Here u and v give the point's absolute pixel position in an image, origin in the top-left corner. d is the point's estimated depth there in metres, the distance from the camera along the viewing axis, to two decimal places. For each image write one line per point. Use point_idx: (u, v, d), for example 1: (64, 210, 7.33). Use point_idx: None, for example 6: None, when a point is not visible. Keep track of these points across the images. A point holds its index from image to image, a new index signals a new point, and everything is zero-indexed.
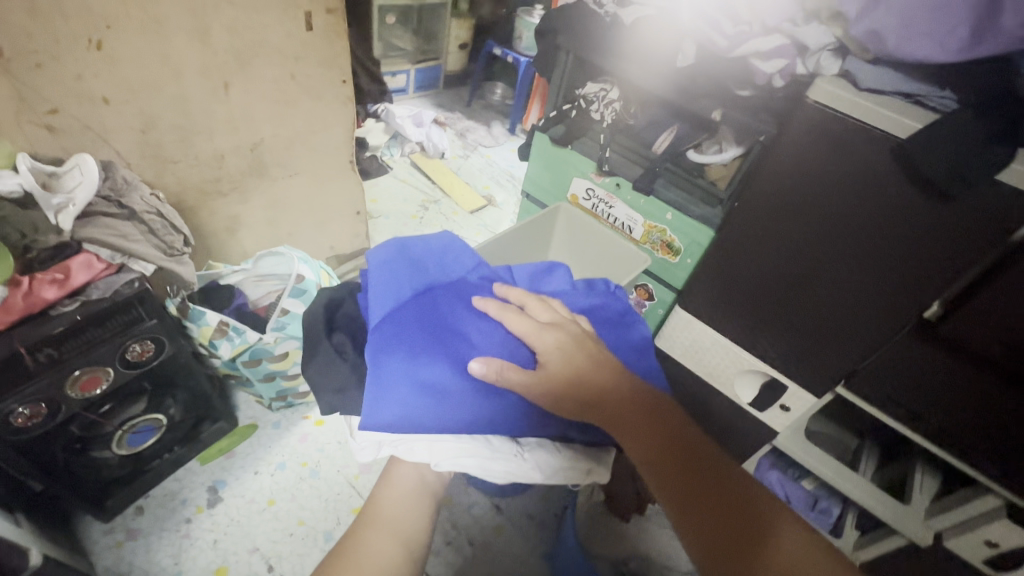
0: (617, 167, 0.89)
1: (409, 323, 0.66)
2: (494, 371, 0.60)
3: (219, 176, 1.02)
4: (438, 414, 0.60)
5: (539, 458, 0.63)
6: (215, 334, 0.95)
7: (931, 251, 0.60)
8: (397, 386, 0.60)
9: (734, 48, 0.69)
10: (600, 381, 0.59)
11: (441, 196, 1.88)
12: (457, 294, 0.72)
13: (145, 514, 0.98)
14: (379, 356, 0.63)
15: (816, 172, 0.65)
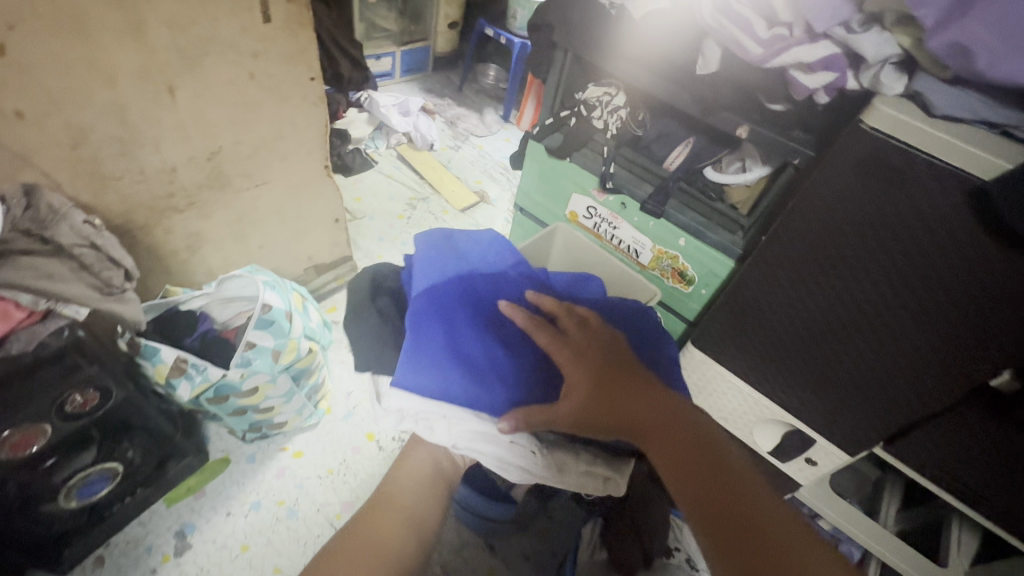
0: (625, 185, 0.78)
1: (452, 300, 0.66)
2: (518, 420, 0.57)
3: (173, 190, 0.91)
4: (470, 393, 0.61)
5: (556, 457, 0.63)
6: (173, 373, 0.84)
7: (978, 299, 0.54)
8: (433, 356, 0.61)
9: (771, 58, 0.58)
10: (622, 388, 0.57)
11: (430, 193, 1.75)
12: (497, 286, 0.70)
13: (106, 565, 0.90)
14: (422, 322, 0.63)
15: (857, 203, 0.57)
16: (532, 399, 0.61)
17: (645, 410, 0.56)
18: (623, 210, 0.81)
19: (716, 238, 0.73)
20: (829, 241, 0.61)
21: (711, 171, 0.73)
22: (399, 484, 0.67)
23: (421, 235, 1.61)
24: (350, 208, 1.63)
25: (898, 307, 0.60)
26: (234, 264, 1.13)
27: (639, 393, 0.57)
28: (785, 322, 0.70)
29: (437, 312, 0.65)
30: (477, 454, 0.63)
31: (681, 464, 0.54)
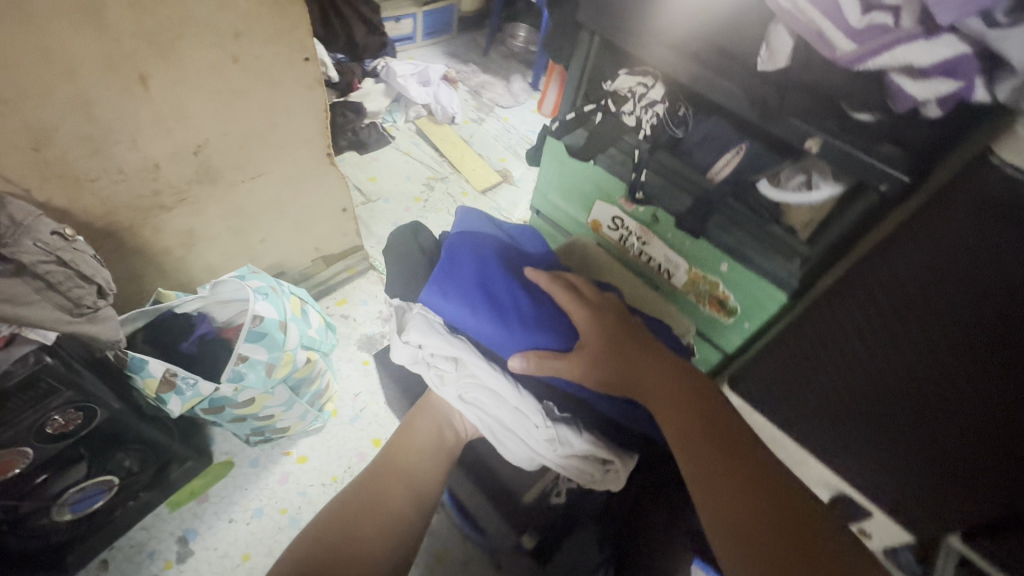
0: (660, 196, 0.65)
1: (484, 244, 0.68)
2: (535, 366, 0.57)
3: (158, 188, 0.84)
4: (491, 336, 0.61)
5: (567, 434, 0.61)
6: (162, 387, 0.79)
7: None
8: (462, 293, 0.62)
9: (864, 59, 0.46)
10: (642, 374, 0.55)
11: (450, 172, 1.64)
12: (522, 257, 0.71)
13: (110, 569, 0.90)
14: (462, 262, 0.64)
15: (932, 249, 0.49)
16: (546, 344, 0.59)
17: (659, 384, 0.55)
18: (655, 223, 0.70)
19: (768, 266, 0.62)
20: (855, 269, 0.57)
21: (764, 185, 0.59)
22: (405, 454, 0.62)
23: (438, 220, 1.51)
24: (364, 188, 1.54)
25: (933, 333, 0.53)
26: (234, 260, 1.07)
27: (656, 374, 0.55)
28: (812, 349, 0.66)
29: (472, 252, 0.66)
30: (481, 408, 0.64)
31: (690, 452, 0.50)
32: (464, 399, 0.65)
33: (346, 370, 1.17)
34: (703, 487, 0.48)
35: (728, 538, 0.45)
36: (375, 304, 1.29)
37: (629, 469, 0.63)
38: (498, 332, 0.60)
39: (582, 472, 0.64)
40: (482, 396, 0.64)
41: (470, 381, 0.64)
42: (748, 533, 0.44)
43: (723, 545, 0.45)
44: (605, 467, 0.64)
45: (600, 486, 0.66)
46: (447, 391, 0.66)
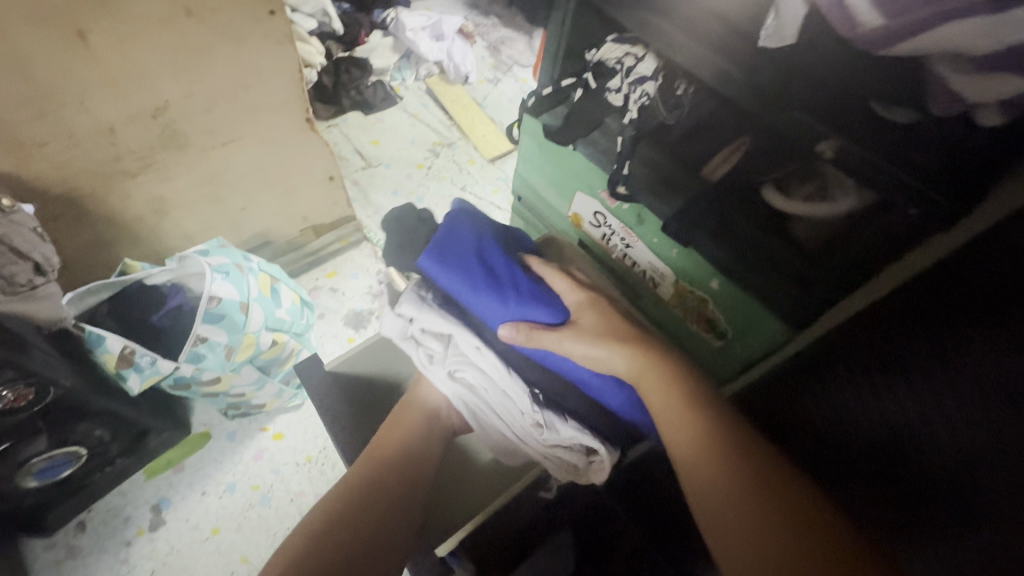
0: (646, 193, 0.57)
1: (485, 228, 0.71)
2: (525, 336, 0.61)
3: (119, 153, 0.78)
4: (485, 309, 0.64)
5: (546, 414, 0.66)
6: (121, 364, 0.77)
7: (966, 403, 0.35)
8: (459, 267, 0.65)
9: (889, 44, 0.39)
10: (627, 363, 0.58)
11: (457, 137, 1.53)
12: (515, 245, 0.73)
13: (87, 531, 0.92)
14: (461, 239, 0.67)
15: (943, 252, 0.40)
16: (541, 320, 0.63)
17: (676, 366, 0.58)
18: (640, 225, 0.63)
19: (756, 282, 0.55)
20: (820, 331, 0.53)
21: (769, 192, 0.53)
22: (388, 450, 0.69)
23: (439, 190, 1.42)
24: (366, 152, 1.46)
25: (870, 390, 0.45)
26: (213, 228, 1.02)
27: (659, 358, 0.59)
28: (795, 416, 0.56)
29: (473, 231, 0.69)
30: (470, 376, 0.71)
31: (691, 430, 0.52)
32: (455, 382, 0.72)
33: (329, 347, 1.14)
34: (699, 465, 0.51)
35: (719, 508, 0.48)
36: (365, 278, 1.24)
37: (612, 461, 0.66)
38: (491, 306, 0.63)
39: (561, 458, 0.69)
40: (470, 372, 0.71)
41: (461, 361, 0.70)
42: (738, 506, 0.47)
43: (716, 522, 0.48)
44: (586, 458, 0.68)
45: (582, 477, 0.70)
46: (436, 370, 0.72)
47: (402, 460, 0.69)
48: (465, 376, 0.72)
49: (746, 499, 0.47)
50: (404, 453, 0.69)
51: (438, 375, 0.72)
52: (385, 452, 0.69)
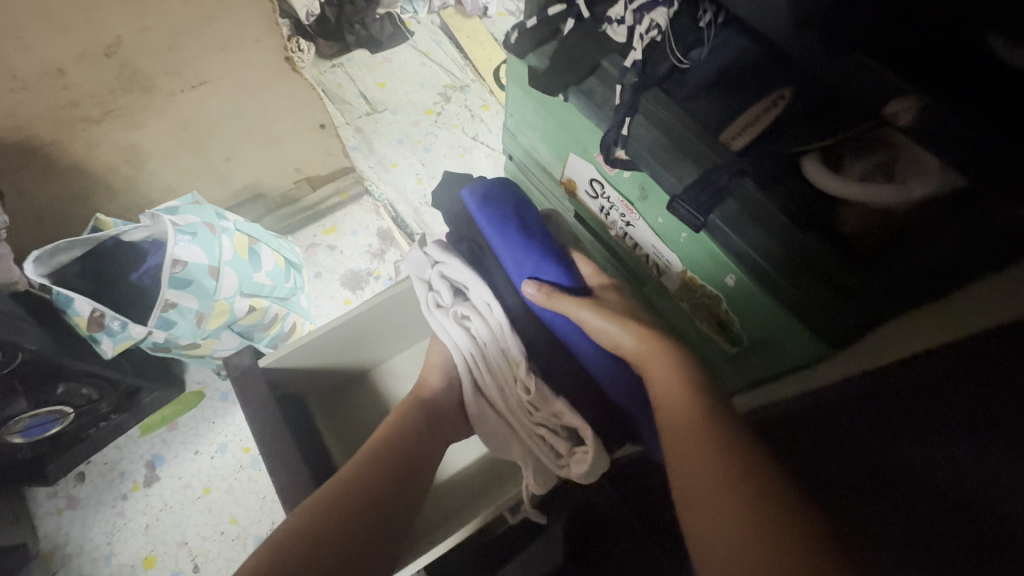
0: (650, 159, 0.44)
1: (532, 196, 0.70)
2: (538, 291, 0.61)
3: (75, 98, 0.70)
4: (512, 255, 0.63)
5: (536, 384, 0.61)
6: (92, 326, 0.74)
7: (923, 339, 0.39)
8: (498, 214, 0.64)
9: None
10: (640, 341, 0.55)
11: (471, 80, 1.37)
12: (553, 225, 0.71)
13: (86, 482, 0.93)
14: (512, 187, 0.67)
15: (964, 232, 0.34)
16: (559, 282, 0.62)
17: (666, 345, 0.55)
18: (643, 201, 0.50)
19: (786, 294, 0.41)
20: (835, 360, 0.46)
21: (811, 167, 0.38)
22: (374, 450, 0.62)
23: (449, 139, 1.27)
24: (371, 95, 1.33)
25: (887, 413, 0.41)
26: (197, 179, 0.95)
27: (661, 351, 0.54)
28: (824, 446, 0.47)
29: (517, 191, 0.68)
30: (472, 327, 0.66)
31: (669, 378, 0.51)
32: (454, 339, 0.67)
33: (324, 308, 1.08)
34: (694, 445, 0.46)
35: (710, 485, 0.43)
36: (364, 236, 1.16)
37: (594, 444, 0.57)
38: (520, 254, 0.63)
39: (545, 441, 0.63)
40: (475, 324, 0.66)
41: (468, 316, 0.67)
42: (735, 486, 0.42)
43: (697, 492, 0.44)
44: (570, 446, 0.61)
45: (561, 470, 0.62)
46: (439, 316, 0.67)
47: (393, 458, 0.61)
48: (462, 328, 0.67)
49: (740, 479, 0.42)
50: (392, 449, 0.62)
51: (440, 326, 0.68)
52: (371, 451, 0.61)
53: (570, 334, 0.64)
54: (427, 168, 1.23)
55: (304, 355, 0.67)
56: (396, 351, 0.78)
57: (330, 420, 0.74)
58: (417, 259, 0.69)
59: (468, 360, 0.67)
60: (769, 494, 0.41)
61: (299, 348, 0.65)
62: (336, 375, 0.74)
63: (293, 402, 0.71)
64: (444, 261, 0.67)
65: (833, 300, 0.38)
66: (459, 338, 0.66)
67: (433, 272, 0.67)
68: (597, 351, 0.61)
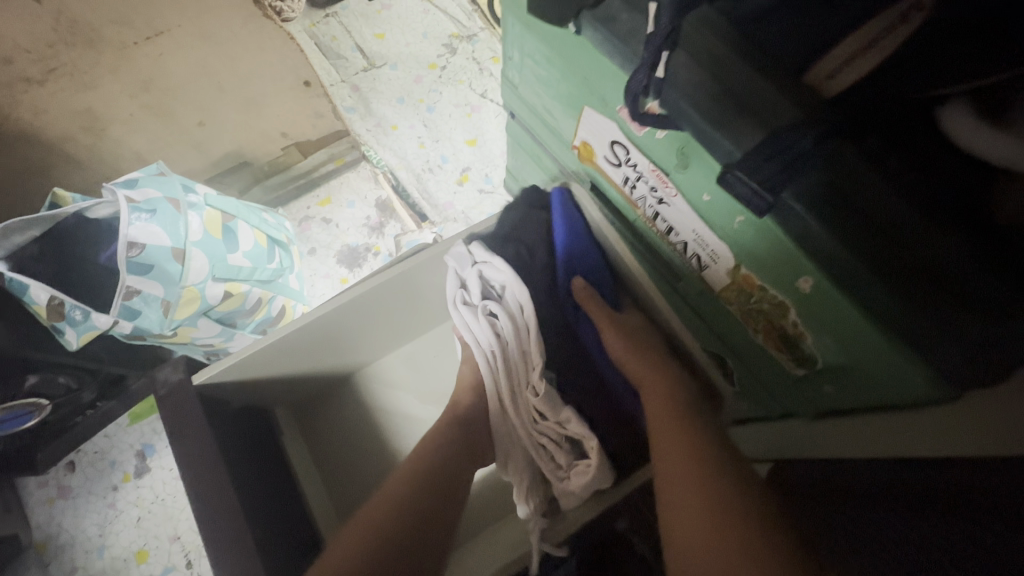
0: (692, 115, 0.31)
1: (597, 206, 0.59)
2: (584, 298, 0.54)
3: (8, 54, 0.60)
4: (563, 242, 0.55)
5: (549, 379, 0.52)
6: (51, 315, 0.66)
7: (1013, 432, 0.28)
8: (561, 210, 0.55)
9: None
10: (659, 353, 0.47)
11: (480, 28, 1.20)
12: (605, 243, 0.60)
13: (76, 472, 0.89)
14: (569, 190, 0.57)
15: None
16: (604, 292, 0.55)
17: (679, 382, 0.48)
18: (682, 172, 0.38)
19: (876, 297, 0.29)
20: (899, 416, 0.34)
21: (959, 116, 0.27)
22: (391, 508, 0.47)
23: (455, 96, 1.13)
24: (368, 48, 1.17)
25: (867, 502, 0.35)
26: (170, 146, 0.86)
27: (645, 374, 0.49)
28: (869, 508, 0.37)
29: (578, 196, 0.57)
30: (502, 338, 0.54)
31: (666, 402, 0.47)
32: (478, 342, 0.55)
33: (320, 288, 0.98)
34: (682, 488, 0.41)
35: (696, 524, 0.38)
36: (362, 208, 1.03)
37: (600, 457, 0.49)
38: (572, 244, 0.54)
39: (547, 452, 0.54)
40: (504, 335, 0.54)
41: (496, 315, 0.54)
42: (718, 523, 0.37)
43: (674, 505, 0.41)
44: (572, 458, 0.52)
45: (559, 485, 0.52)
46: (462, 318, 0.56)
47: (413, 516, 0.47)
48: (483, 338, 0.54)
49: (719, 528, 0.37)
50: (416, 504, 0.48)
51: (464, 327, 0.56)
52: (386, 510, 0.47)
53: (580, 332, 0.56)
54: (430, 130, 1.09)
55: (260, 364, 0.56)
56: (385, 351, 0.69)
57: (306, 434, 0.66)
58: (456, 254, 0.56)
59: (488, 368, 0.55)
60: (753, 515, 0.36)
61: (257, 356, 0.55)
62: (310, 382, 0.65)
63: (258, 415, 0.61)
64: (486, 260, 0.55)
65: (969, 324, 0.26)
66: (482, 340, 0.54)
67: (471, 272, 0.55)
68: (619, 355, 0.51)
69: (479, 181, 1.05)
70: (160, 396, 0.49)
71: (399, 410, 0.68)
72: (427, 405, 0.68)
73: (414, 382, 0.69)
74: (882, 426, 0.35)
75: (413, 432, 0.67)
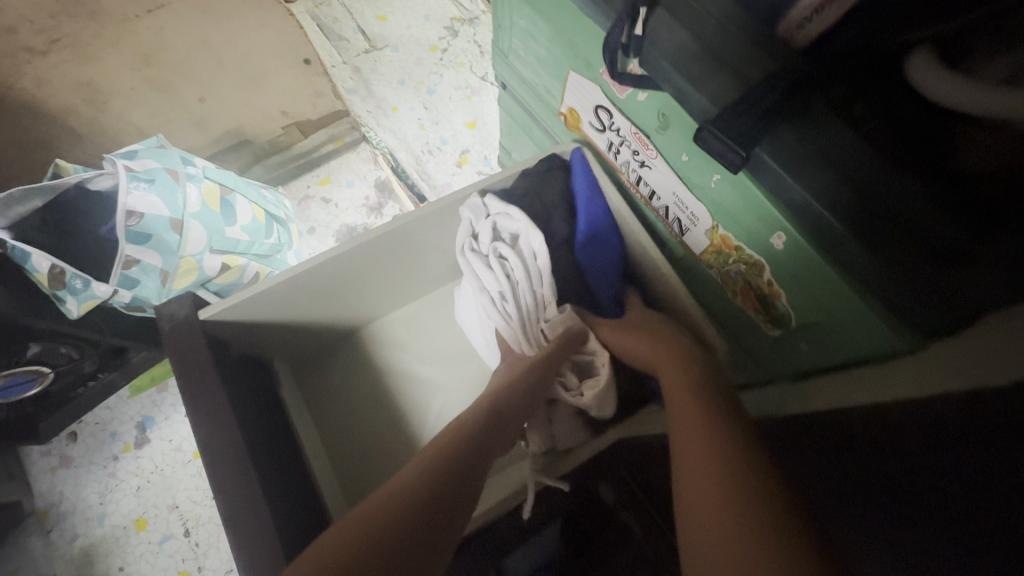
0: (671, 74, 0.32)
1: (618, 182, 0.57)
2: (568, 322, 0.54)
3: None
4: (585, 201, 0.54)
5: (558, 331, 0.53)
6: (53, 284, 0.67)
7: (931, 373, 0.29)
8: (585, 182, 0.54)
9: None
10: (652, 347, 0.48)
11: (481, 11, 1.20)
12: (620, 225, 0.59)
13: (78, 442, 0.90)
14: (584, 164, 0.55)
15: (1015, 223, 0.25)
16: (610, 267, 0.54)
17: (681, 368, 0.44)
18: (661, 134, 0.39)
19: (865, 268, 0.29)
20: (853, 370, 0.36)
21: (920, 65, 0.28)
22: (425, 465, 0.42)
23: (455, 79, 1.13)
24: (369, 30, 1.18)
25: (855, 472, 0.33)
26: (172, 122, 0.87)
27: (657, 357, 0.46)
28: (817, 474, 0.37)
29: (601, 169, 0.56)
30: (515, 281, 0.55)
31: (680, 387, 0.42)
32: (486, 285, 0.57)
33: None
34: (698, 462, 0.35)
35: (698, 489, 0.34)
36: (361, 187, 1.01)
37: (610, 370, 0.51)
38: (592, 205, 0.53)
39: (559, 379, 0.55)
40: (516, 277, 0.54)
41: (507, 260, 0.55)
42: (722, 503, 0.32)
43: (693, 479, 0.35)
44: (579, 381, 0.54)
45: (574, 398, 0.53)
46: (475, 262, 0.57)
47: (433, 500, 0.40)
48: (494, 281, 0.55)
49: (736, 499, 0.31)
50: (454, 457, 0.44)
51: (472, 272, 0.58)
52: (398, 500, 0.39)
53: (591, 282, 0.55)
54: (430, 112, 1.09)
55: (258, 313, 0.57)
56: (381, 314, 0.71)
57: (303, 391, 0.68)
58: (472, 205, 0.58)
59: (500, 308, 0.56)
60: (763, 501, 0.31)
61: (253, 304, 0.56)
62: (308, 336, 0.66)
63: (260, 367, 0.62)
64: (501, 211, 0.56)
65: (934, 274, 0.27)
66: (492, 283, 0.55)
67: (486, 222, 0.57)
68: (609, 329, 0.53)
69: (478, 163, 1.06)
70: (165, 330, 0.52)
71: (396, 368, 0.69)
72: (424, 365, 0.69)
73: (412, 342, 0.70)
74: (846, 381, 0.36)
75: (408, 390, 0.68)
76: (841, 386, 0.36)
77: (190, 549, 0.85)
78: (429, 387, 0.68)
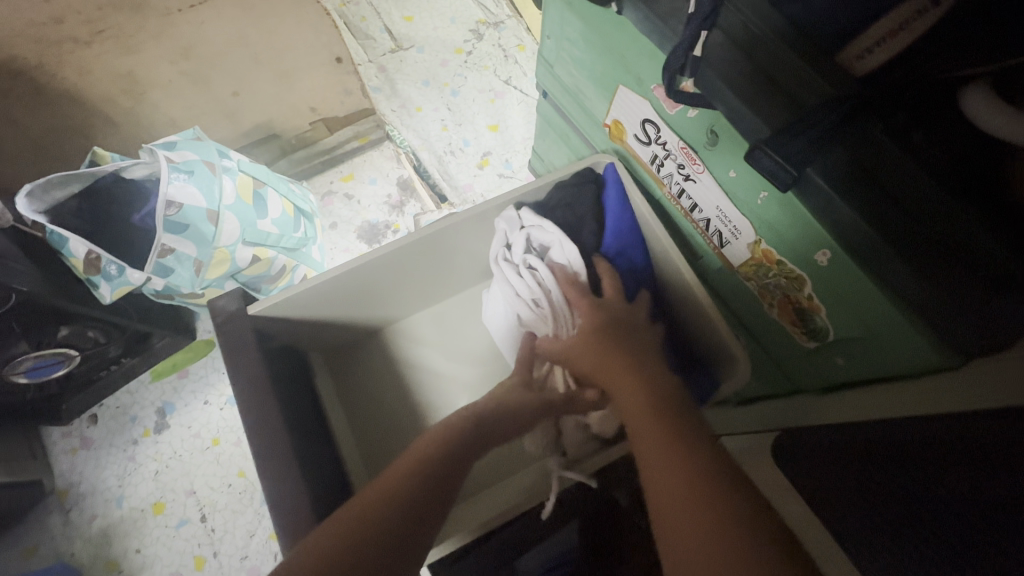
0: (726, 94, 0.35)
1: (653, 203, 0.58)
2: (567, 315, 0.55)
3: (58, 14, 0.63)
4: (614, 215, 0.56)
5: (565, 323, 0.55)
6: (88, 269, 0.69)
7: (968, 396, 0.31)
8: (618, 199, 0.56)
9: None
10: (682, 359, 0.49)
11: (507, 15, 1.22)
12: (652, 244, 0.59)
13: (99, 424, 0.92)
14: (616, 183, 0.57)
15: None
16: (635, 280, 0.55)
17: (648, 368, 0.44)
18: (711, 150, 0.41)
19: (902, 281, 0.31)
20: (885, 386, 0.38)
21: (978, 101, 0.29)
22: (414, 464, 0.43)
23: (479, 82, 1.14)
24: (395, 30, 1.19)
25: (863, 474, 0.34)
26: (205, 115, 0.88)
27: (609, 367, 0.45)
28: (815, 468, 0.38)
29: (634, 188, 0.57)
30: (545, 287, 0.56)
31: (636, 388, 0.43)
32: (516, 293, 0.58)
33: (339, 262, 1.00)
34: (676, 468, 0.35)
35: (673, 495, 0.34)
36: (384, 186, 1.05)
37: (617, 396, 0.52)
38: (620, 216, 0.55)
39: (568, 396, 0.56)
40: (547, 282, 0.56)
41: (537, 270, 0.57)
42: (698, 496, 0.33)
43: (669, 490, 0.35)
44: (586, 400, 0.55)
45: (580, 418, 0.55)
46: (507, 270, 0.58)
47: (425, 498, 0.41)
48: (524, 287, 0.57)
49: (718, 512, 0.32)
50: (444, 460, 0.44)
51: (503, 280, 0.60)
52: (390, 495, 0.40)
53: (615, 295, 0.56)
54: (453, 114, 1.11)
55: (302, 308, 0.59)
56: (412, 312, 0.72)
57: (335, 384, 0.69)
58: (507, 217, 0.60)
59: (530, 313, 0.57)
60: (738, 492, 0.33)
61: (298, 298, 0.57)
62: (341, 330, 0.67)
63: (297, 357, 0.63)
64: (536, 223, 0.58)
65: (976, 296, 0.29)
66: (523, 290, 0.57)
67: (520, 234, 0.58)
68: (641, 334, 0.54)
69: (500, 165, 1.07)
70: (219, 324, 0.53)
71: (423, 366, 0.70)
72: (449, 363, 0.71)
73: (440, 341, 0.72)
74: (883, 394, 0.37)
75: (436, 388, 0.69)
76: (877, 396, 0.38)
77: (206, 534, 0.86)
78: (455, 386, 0.69)
